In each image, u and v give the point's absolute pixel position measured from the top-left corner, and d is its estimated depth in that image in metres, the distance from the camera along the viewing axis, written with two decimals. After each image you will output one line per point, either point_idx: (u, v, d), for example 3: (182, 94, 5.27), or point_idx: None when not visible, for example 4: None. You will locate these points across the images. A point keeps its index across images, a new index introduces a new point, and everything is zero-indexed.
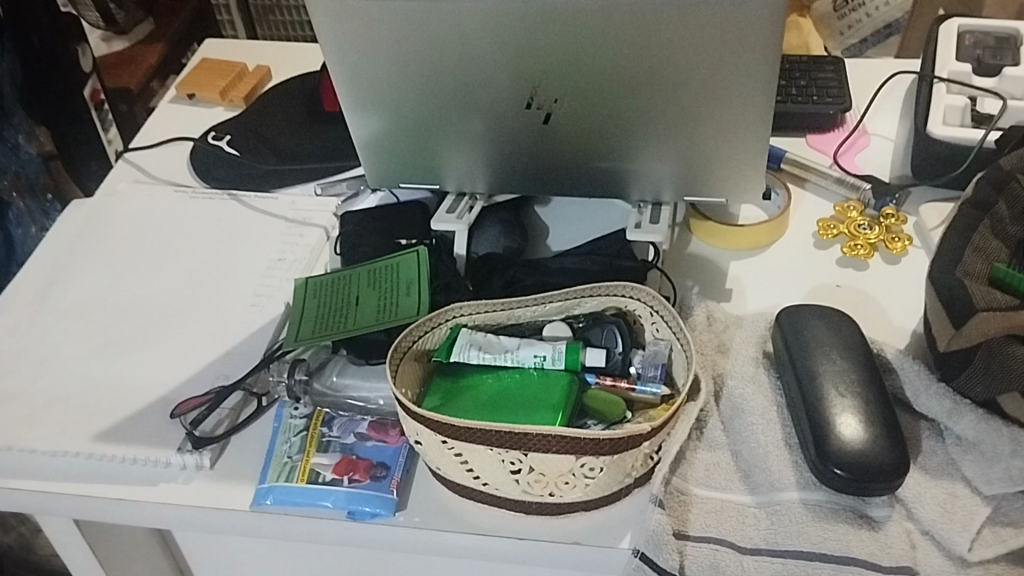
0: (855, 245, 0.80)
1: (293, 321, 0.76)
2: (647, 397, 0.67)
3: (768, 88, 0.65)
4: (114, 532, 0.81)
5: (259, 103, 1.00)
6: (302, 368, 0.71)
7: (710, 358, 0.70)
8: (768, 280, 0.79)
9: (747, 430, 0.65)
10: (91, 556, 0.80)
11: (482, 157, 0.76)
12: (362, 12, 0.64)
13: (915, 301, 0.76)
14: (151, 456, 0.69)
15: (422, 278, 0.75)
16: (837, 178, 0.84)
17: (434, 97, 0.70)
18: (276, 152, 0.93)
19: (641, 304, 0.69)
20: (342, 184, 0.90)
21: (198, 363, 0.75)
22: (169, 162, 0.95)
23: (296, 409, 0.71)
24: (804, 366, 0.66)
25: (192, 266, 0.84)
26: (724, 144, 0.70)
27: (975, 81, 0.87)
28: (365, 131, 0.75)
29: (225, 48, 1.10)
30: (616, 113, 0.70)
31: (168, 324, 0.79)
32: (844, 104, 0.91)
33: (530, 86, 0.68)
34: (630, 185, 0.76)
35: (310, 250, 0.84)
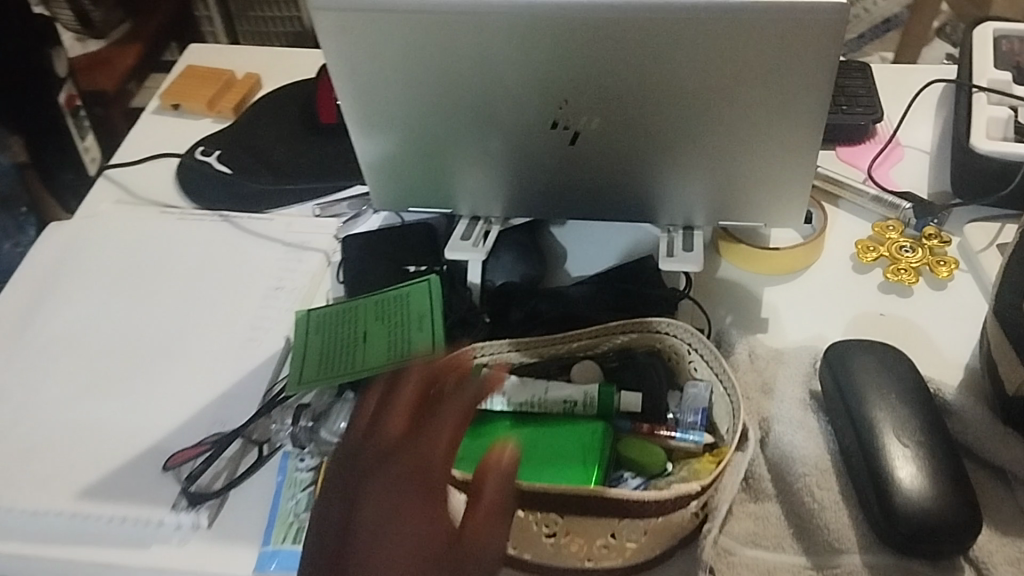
0: (898, 269, 0.74)
1: (295, 359, 0.70)
2: (688, 445, 0.61)
3: (822, 106, 0.59)
4: None
5: (249, 114, 0.93)
6: (307, 414, 0.66)
7: (754, 399, 0.64)
8: (806, 308, 0.73)
9: (799, 483, 0.60)
10: None
11: (499, 181, 0.69)
12: (373, 26, 0.58)
13: (967, 331, 0.70)
14: (143, 515, 0.63)
15: (434, 312, 0.69)
16: (874, 197, 0.79)
17: (449, 118, 0.64)
18: (269, 169, 0.87)
19: (677, 341, 0.64)
20: (342, 204, 0.84)
21: (192, 407, 0.69)
22: (154, 180, 0.89)
23: (301, 460, 0.65)
24: (859, 410, 0.61)
25: (180, 293, 0.77)
26: (767, 166, 0.64)
27: (1016, 89, 0.82)
28: (373, 153, 0.68)
29: (210, 53, 1.03)
30: (649, 135, 0.64)
31: (157, 361, 0.72)
32: (876, 114, 0.85)
33: (557, 105, 0.62)
34: (660, 210, 0.70)
35: (310, 276, 0.78)
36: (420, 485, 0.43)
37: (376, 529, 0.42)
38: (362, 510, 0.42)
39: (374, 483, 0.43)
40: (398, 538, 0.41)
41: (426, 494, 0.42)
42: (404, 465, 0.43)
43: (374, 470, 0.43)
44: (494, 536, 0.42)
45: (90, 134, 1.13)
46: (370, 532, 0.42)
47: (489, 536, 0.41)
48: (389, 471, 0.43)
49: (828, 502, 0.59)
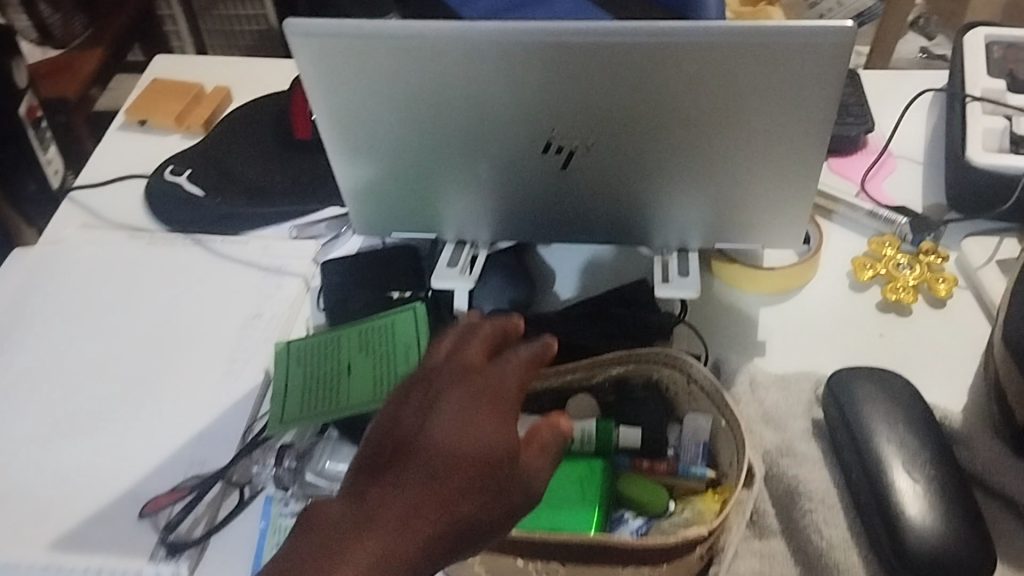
0: (896, 288, 0.72)
1: (275, 396, 0.67)
2: (690, 482, 0.59)
3: (824, 130, 0.57)
4: None
5: (220, 129, 0.89)
6: (291, 454, 0.63)
7: (756, 431, 0.62)
8: (804, 329, 0.71)
9: (806, 520, 0.58)
10: None
11: (487, 204, 0.67)
12: (355, 50, 0.56)
13: (968, 352, 0.69)
14: (119, 566, 0.60)
15: (421, 342, 0.67)
16: (869, 212, 0.77)
17: (436, 142, 0.61)
18: (243, 188, 0.83)
19: (675, 371, 0.61)
20: (321, 225, 0.81)
21: (169, 447, 0.66)
22: (122, 201, 0.85)
23: (285, 506, 0.62)
24: (864, 442, 0.59)
25: (153, 323, 0.74)
26: (767, 189, 0.62)
27: (1011, 98, 0.80)
28: (358, 177, 0.65)
29: (178, 65, 0.99)
30: (644, 158, 0.61)
31: (131, 398, 0.69)
32: (868, 125, 0.83)
33: (550, 128, 0.60)
34: (653, 232, 0.68)
35: (289, 303, 0.75)
36: (491, 396, 0.39)
37: (450, 419, 0.38)
38: (434, 415, 0.38)
39: (447, 395, 0.39)
40: (476, 423, 0.38)
41: (500, 402, 0.39)
42: (473, 388, 0.40)
43: (447, 389, 0.40)
44: (545, 483, 0.39)
45: (52, 147, 1.09)
46: (442, 425, 0.38)
47: (539, 478, 0.39)
48: (466, 382, 0.40)
49: (837, 539, 0.57)
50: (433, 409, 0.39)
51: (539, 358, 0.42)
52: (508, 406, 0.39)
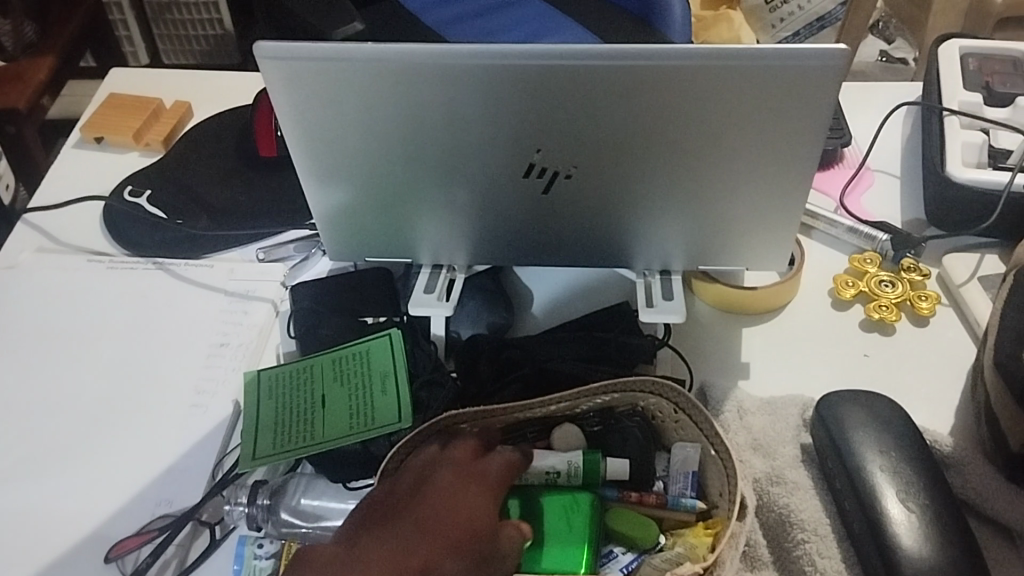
0: (879, 306, 0.71)
1: (246, 431, 0.64)
2: (680, 513, 0.57)
3: (812, 152, 0.56)
4: None
5: (182, 147, 0.86)
6: (264, 492, 0.60)
7: (745, 459, 0.61)
8: (788, 350, 0.70)
9: (800, 551, 0.56)
10: None
11: (465, 227, 0.65)
12: (330, 75, 0.53)
13: (953, 371, 0.68)
14: None
15: (398, 371, 0.64)
16: (850, 228, 0.76)
17: (413, 166, 0.59)
18: (207, 209, 0.80)
19: (663, 401, 0.59)
20: (288, 246, 0.77)
21: (134, 485, 0.63)
22: (78, 224, 0.82)
23: (260, 548, 0.59)
24: (856, 467, 0.57)
25: (114, 354, 0.71)
26: (752, 210, 0.61)
27: (987, 112, 0.80)
28: (331, 202, 0.63)
29: (135, 79, 0.96)
30: (628, 181, 0.60)
31: (92, 433, 0.66)
32: (845, 139, 0.82)
33: (532, 152, 0.58)
34: (636, 255, 0.66)
35: (258, 331, 0.72)
36: (475, 477, 0.51)
37: (442, 489, 0.50)
38: (433, 482, 0.51)
39: (443, 473, 0.51)
40: (459, 502, 0.49)
41: (481, 481, 0.51)
42: (462, 469, 0.52)
43: (440, 467, 0.52)
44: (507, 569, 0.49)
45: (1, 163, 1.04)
46: (437, 484, 0.50)
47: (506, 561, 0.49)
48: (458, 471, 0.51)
49: (831, 572, 0.56)
50: (431, 478, 0.51)
51: (518, 464, 0.53)
52: (482, 498, 0.50)
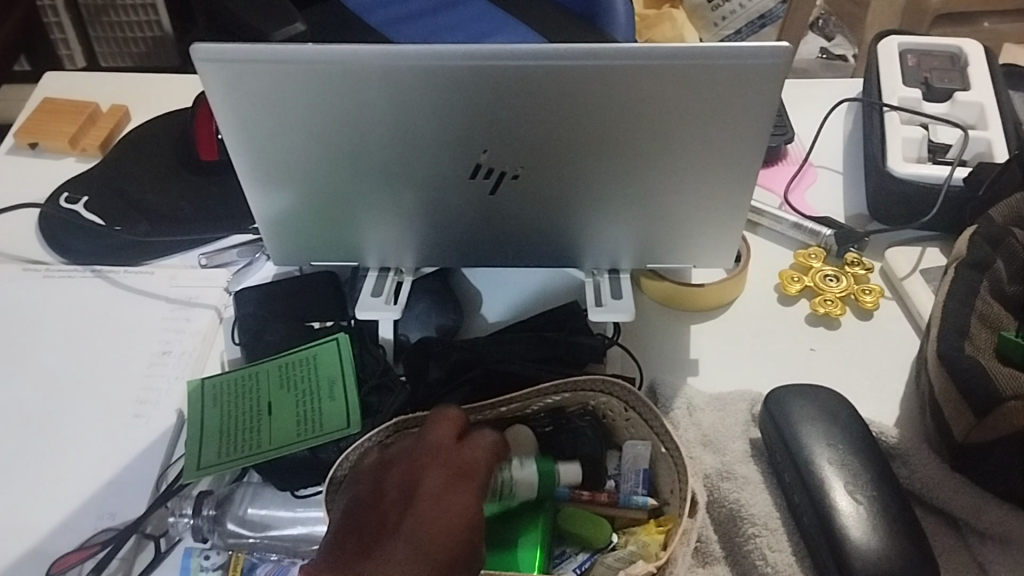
0: (824, 301, 0.72)
1: (191, 440, 0.62)
2: (632, 511, 0.57)
3: (757, 149, 0.56)
4: None
5: (120, 152, 0.84)
6: (210, 502, 0.59)
7: (696, 456, 0.61)
8: (736, 346, 0.70)
9: (750, 545, 0.56)
10: None
11: (412, 229, 0.64)
12: (271, 76, 0.52)
13: (897, 362, 0.69)
14: None
15: (346, 376, 0.64)
16: (794, 223, 0.76)
17: (358, 168, 0.59)
18: (147, 215, 0.79)
19: (613, 399, 0.60)
20: (232, 251, 0.77)
21: (75, 498, 0.61)
22: (12, 233, 0.79)
23: (206, 558, 0.58)
24: (805, 461, 0.58)
25: (52, 365, 0.69)
26: (699, 206, 0.61)
27: (926, 107, 0.81)
28: (274, 206, 0.62)
29: (70, 83, 0.93)
30: (575, 180, 0.59)
31: (31, 446, 0.64)
32: (788, 135, 0.83)
33: (478, 153, 0.57)
34: (585, 254, 0.66)
35: (201, 338, 0.71)
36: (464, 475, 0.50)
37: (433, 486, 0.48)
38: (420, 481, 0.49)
39: (429, 471, 0.49)
40: (448, 498, 0.47)
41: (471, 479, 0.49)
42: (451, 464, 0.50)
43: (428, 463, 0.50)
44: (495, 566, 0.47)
45: None
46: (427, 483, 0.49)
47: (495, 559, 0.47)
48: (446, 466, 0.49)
49: (782, 565, 0.56)
50: (418, 476, 0.49)
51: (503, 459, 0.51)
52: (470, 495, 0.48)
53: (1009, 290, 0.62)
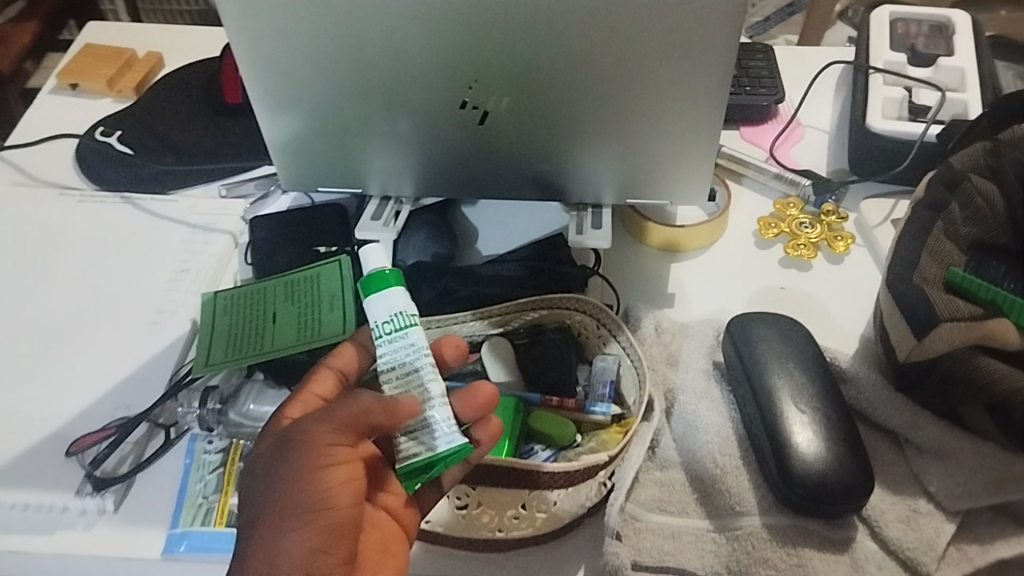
0: (797, 244, 0.77)
1: (202, 341, 0.68)
2: (597, 418, 0.62)
3: (722, 85, 0.61)
4: None
5: (152, 93, 0.91)
6: (214, 398, 0.65)
7: (660, 372, 0.66)
8: (711, 283, 0.75)
9: (702, 449, 0.61)
10: None
11: (410, 159, 0.70)
12: (279, 5, 0.58)
13: (862, 303, 0.73)
14: (45, 501, 0.62)
15: (346, 291, 0.69)
16: (776, 174, 0.81)
17: (358, 96, 0.64)
18: (174, 150, 0.85)
19: (586, 316, 0.65)
20: (249, 184, 0.82)
21: (95, 390, 0.67)
22: (52, 162, 0.86)
23: (209, 443, 0.64)
24: (759, 378, 0.63)
25: (80, 277, 0.75)
26: (672, 142, 0.66)
27: (910, 71, 0.85)
28: (282, 131, 0.68)
29: (110, 32, 1.00)
30: (556, 114, 0.65)
31: (58, 346, 0.70)
32: (779, 95, 0.88)
33: (467, 84, 0.63)
34: (569, 188, 0.71)
35: (217, 258, 0.77)
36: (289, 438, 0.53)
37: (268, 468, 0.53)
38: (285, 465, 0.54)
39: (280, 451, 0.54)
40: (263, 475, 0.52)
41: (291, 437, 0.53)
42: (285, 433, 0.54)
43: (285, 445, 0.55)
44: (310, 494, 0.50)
45: None
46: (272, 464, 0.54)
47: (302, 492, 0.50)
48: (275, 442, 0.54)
49: (729, 467, 0.60)
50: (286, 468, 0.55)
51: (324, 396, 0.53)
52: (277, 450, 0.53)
53: (963, 231, 0.64)
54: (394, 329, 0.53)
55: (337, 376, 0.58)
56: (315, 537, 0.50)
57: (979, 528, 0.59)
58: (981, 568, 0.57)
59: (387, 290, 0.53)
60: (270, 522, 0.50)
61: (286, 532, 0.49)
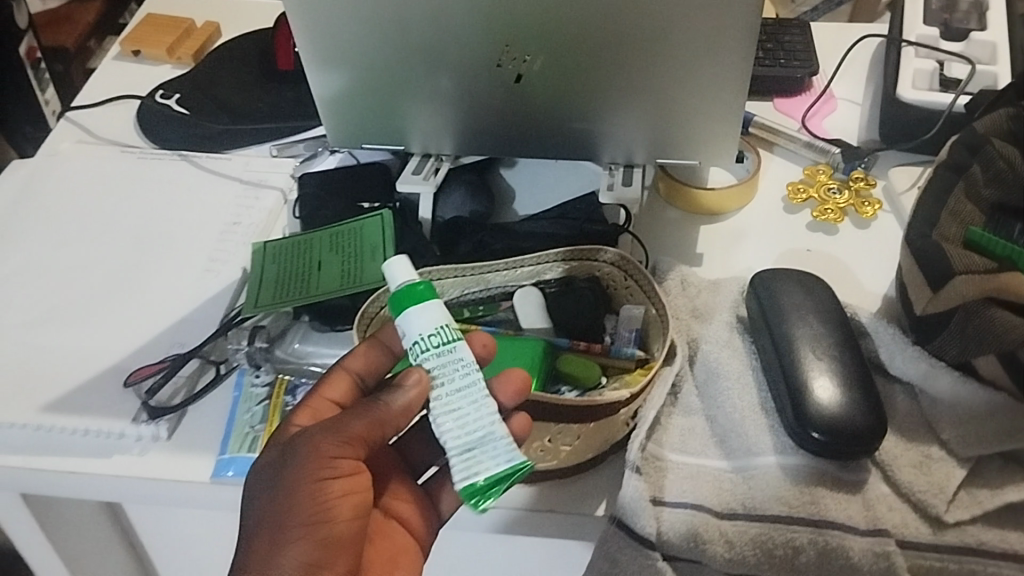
0: (824, 209, 0.79)
1: (252, 286, 0.72)
2: (622, 361, 0.65)
3: (747, 46, 0.64)
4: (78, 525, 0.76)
5: (209, 59, 0.95)
6: (262, 336, 0.69)
7: (685, 323, 0.69)
8: (738, 244, 0.78)
9: (722, 395, 0.64)
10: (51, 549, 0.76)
11: (450, 116, 0.73)
12: None
13: (887, 265, 0.75)
14: (104, 427, 0.66)
15: (387, 243, 0.72)
16: (807, 143, 0.84)
17: (400, 54, 0.68)
18: (229, 112, 0.90)
19: (614, 268, 0.68)
20: (299, 145, 0.86)
21: (151, 329, 0.72)
22: (115, 122, 0.91)
23: (257, 377, 0.68)
24: (780, 329, 0.65)
25: (139, 227, 0.80)
26: (699, 103, 0.69)
27: (943, 45, 0.86)
28: (328, 87, 0.72)
29: (172, 4, 1.05)
30: (588, 73, 0.68)
31: (118, 288, 0.75)
32: (812, 68, 0.90)
33: (503, 43, 0.66)
34: (601, 148, 0.74)
35: (267, 213, 0.81)
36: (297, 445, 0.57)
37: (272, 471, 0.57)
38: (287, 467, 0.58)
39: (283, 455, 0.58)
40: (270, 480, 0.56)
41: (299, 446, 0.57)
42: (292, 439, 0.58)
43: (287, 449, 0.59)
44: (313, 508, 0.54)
45: (49, 87, 1.19)
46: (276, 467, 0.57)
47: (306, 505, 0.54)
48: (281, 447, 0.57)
49: (747, 411, 0.63)
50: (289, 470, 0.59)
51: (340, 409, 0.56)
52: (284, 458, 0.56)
53: (984, 192, 0.64)
54: (442, 342, 0.53)
55: (351, 378, 0.61)
56: (309, 546, 0.54)
57: (990, 475, 0.61)
58: (990, 512, 0.59)
59: (427, 302, 0.54)
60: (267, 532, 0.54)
61: (288, 541, 0.54)
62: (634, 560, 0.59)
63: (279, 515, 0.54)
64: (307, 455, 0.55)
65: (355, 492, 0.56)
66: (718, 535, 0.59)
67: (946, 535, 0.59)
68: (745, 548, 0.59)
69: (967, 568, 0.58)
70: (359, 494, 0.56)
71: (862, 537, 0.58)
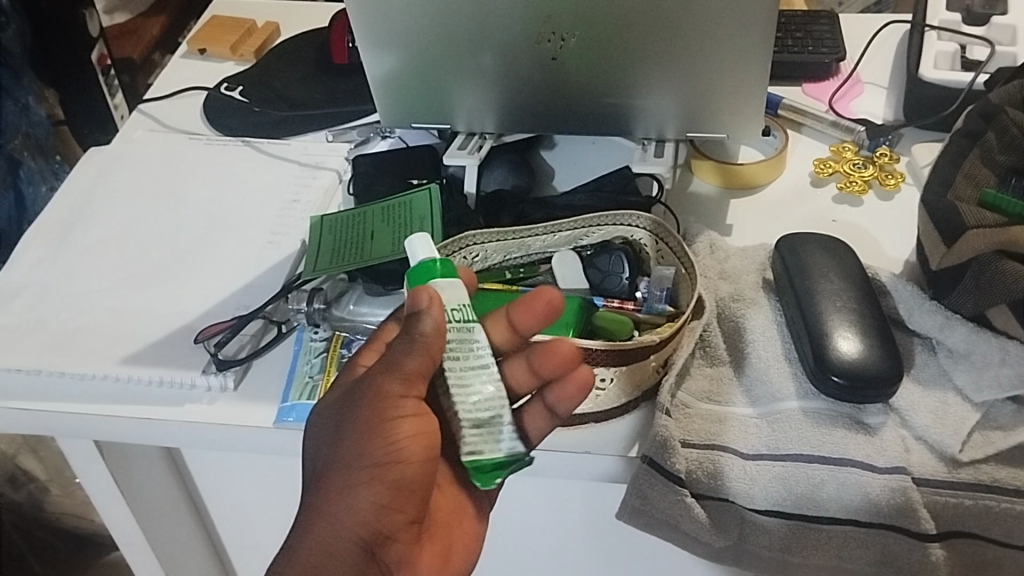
0: (849, 182, 0.83)
1: (310, 253, 0.77)
2: (653, 316, 0.70)
3: (768, 22, 0.68)
4: (146, 480, 0.83)
5: (270, 56, 1.02)
6: (320, 297, 0.73)
7: (713, 282, 0.73)
8: (766, 214, 0.82)
9: (749, 347, 0.68)
10: (120, 501, 0.82)
11: (492, 92, 0.79)
12: None
13: (910, 233, 0.79)
14: (175, 379, 0.72)
15: (435, 214, 0.76)
16: (832, 122, 0.88)
17: (446, 33, 0.73)
18: (288, 103, 0.96)
19: (646, 232, 0.72)
20: (353, 131, 0.92)
21: (219, 294, 0.77)
22: (183, 113, 0.98)
23: (316, 333, 0.74)
24: (803, 285, 0.69)
25: (206, 206, 0.86)
26: (726, 77, 0.73)
27: (964, 29, 0.90)
28: (379, 66, 0.78)
29: (234, 9, 1.12)
30: (619, 50, 0.73)
31: (188, 259, 0.81)
32: (839, 54, 0.94)
33: (541, 19, 0.71)
34: (635, 123, 0.80)
35: (323, 191, 0.87)
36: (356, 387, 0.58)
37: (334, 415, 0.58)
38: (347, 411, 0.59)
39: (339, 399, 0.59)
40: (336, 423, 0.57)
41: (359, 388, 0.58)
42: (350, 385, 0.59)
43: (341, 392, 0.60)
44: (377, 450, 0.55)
45: (118, 92, 1.26)
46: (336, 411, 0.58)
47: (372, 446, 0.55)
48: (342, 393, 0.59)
49: (772, 359, 0.67)
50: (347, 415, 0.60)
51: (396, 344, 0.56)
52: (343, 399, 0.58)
53: (999, 158, 0.67)
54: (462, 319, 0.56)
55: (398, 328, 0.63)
56: (382, 489, 0.55)
57: (1003, 418, 0.64)
58: (1003, 451, 0.63)
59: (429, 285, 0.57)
60: (336, 476, 0.56)
61: (357, 485, 0.55)
62: (664, 496, 0.64)
63: (349, 458, 0.55)
64: (373, 397, 0.55)
65: (426, 433, 0.56)
66: (742, 474, 0.63)
67: (960, 473, 0.63)
68: (769, 484, 0.63)
69: (981, 503, 0.63)
70: (430, 435, 0.56)
71: (879, 476, 0.62)
